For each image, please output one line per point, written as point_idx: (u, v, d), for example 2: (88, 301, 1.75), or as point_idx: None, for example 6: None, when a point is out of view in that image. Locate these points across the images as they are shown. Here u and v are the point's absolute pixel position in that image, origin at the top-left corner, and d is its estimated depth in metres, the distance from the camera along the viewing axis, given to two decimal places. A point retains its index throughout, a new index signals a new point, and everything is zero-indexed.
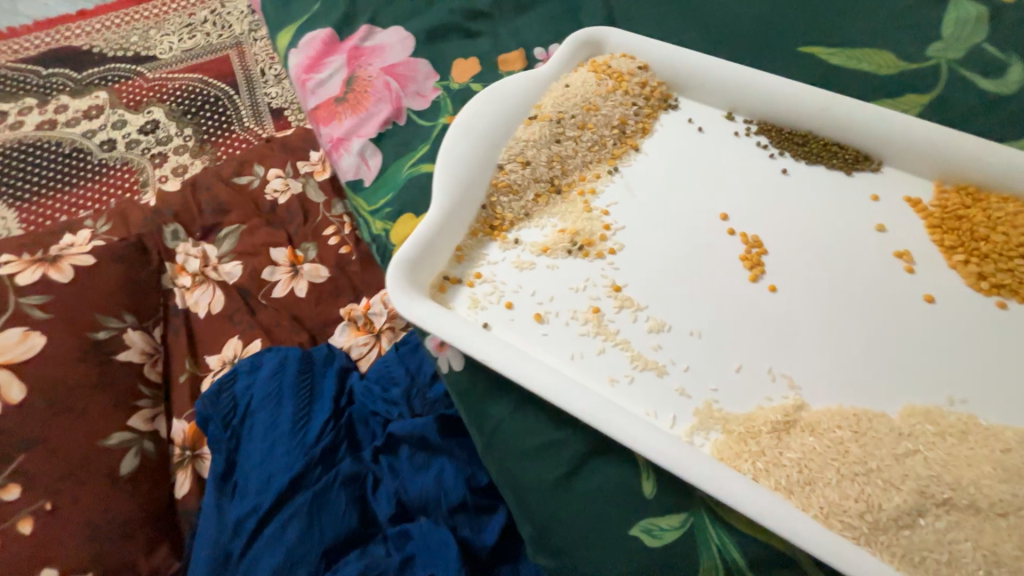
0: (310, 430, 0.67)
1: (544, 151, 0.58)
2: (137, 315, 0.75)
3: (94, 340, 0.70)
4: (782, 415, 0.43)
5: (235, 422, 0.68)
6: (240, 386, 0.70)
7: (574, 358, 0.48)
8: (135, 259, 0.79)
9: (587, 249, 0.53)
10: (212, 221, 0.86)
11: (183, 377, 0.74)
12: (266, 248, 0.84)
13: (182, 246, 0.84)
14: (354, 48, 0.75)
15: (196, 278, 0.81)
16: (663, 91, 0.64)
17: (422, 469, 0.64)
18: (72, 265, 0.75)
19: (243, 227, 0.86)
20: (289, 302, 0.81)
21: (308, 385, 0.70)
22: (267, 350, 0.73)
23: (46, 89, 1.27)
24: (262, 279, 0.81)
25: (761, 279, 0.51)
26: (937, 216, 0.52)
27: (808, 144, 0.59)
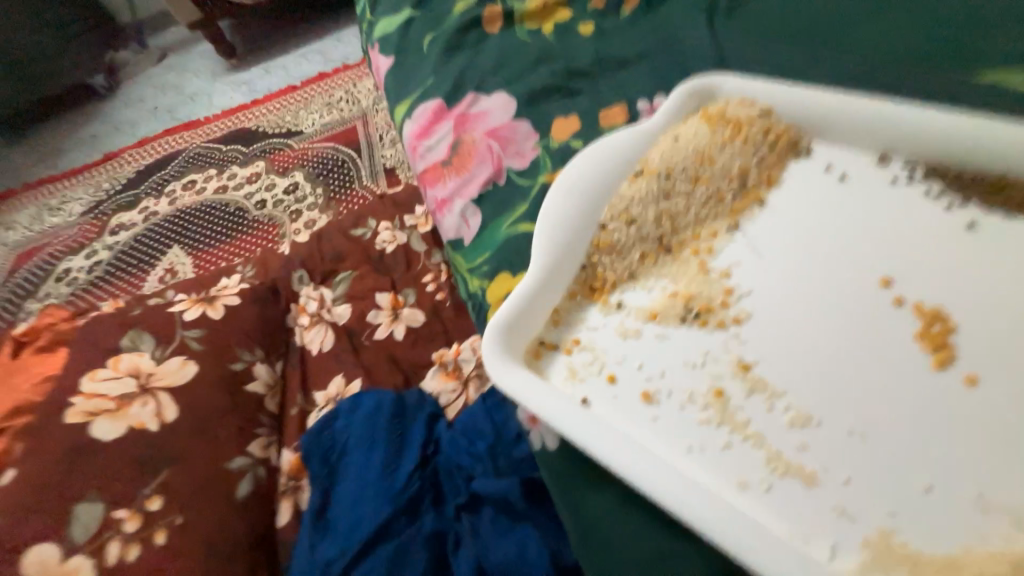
0: (397, 477, 0.67)
1: (651, 207, 0.53)
2: (266, 350, 0.84)
3: (232, 371, 0.79)
4: (1009, 569, 0.31)
5: (334, 459, 0.71)
6: (339, 425, 0.73)
7: (692, 450, 0.40)
8: (268, 300, 0.90)
9: (705, 317, 0.46)
10: (329, 267, 0.95)
11: (295, 410, 0.80)
12: (372, 293, 0.90)
13: (306, 289, 0.93)
14: (461, 114, 0.80)
15: (313, 318, 0.89)
16: (792, 136, 0.56)
17: (504, 535, 0.58)
18: (223, 304, 0.86)
19: (354, 274, 0.93)
20: (389, 344, 0.84)
21: (399, 430, 0.71)
22: (368, 390, 0.76)
23: (224, 161, 1.57)
24: (367, 321, 0.87)
25: (951, 367, 0.39)
26: None
27: (1004, 191, 0.46)
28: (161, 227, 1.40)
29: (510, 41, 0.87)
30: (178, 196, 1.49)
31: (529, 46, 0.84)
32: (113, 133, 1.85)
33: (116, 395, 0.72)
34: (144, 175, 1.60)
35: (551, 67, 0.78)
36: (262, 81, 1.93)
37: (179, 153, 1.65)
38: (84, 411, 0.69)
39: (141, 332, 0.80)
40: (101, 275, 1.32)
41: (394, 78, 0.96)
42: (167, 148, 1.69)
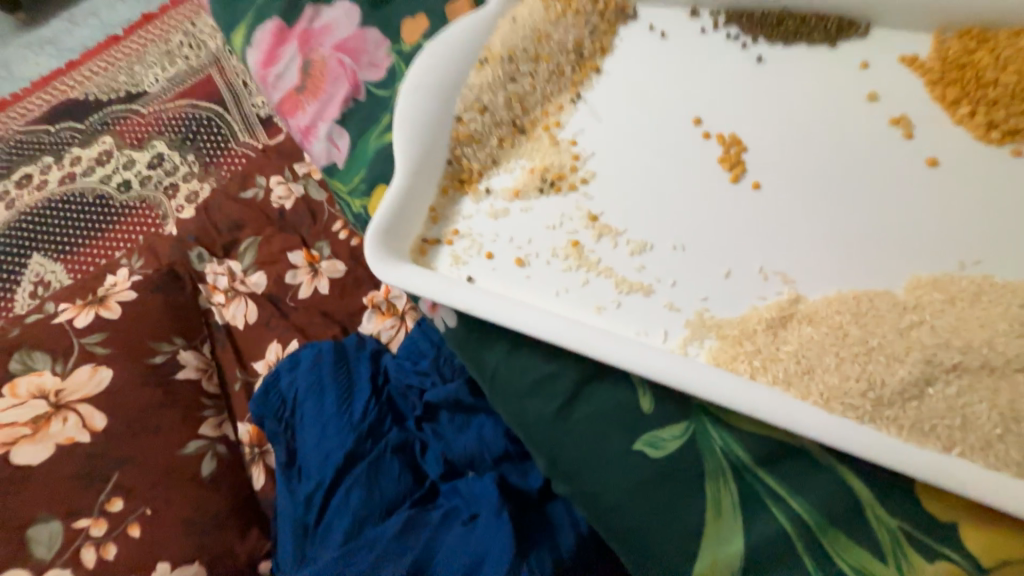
0: (354, 410, 0.72)
1: (500, 93, 0.56)
2: (186, 336, 0.81)
3: (153, 365, 0.77)
4: (776, 311, 0.42)
5: (287, 414, 0.74)
6: (284, 384, 0.76)
7: (560, 293, 0.48)
8: (170, 286, 0.85)
9: (559, 184, 0.52)
10: (230, 238, 0.91)
11: (238, 385, 0.81)
12: (284, 254, 0.88)
13: (210, 266, 0.89)
14: (304, 32, 0.74)
15: (229, 294, 0.86)
16: (619, 2, 0.59)
17: (463, 429, 0.67)
18: (118, 303, 0.82)
19: (260, 239, 0.90)
20: (316, 299, 0.85)
21: (344, 370, 0.75)
22: (304, 347, 0.78)
23: (59, 144, 1.34)
24: (286, 283, 0.86)
25: (743, 178, 0.48)
26: (935, 69, 0.48)
27: (785, 24, 0.54)
28: (8, 236, 1.21)
29: None
30: (15, 197, 1.28)
31: None
32: None
33: (28, 419, 0.70)
34: None
35: None
36: (70, 37, 1.59)
37: None
38: (0, 442, 0.67)
39: (30, 351, 0.76)
40: None
41: (220, 2, 0.85)
42: None
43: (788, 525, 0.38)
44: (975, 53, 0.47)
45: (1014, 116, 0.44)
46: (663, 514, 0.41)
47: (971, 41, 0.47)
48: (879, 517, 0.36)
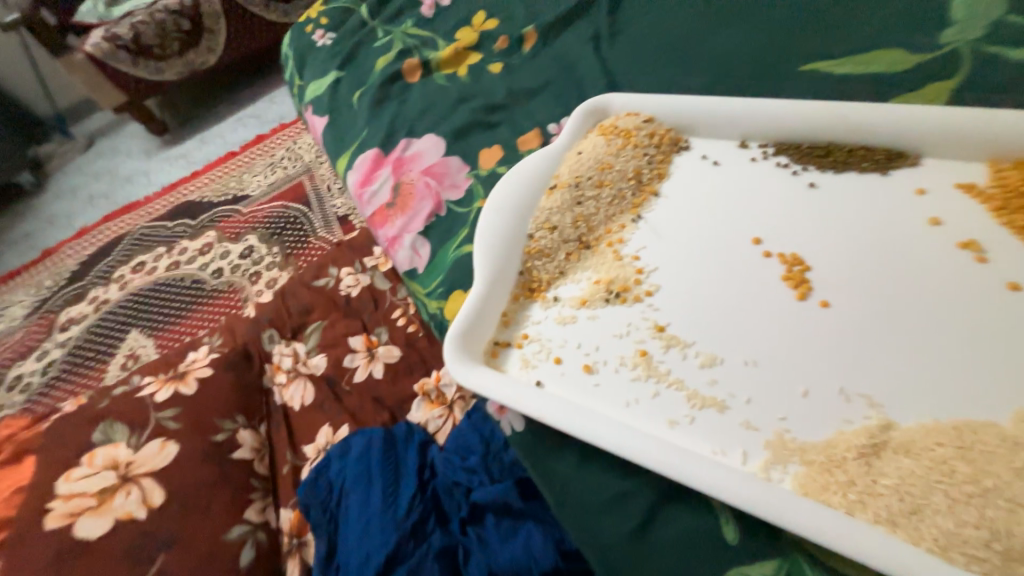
0: (399, 504, 0.70)
1: (568, 213, 0.63)
2: (247, 415, 0.87)
3: (214, 442, 0.81)
4: (867, 438, 0.40)
5: (333, 504, 0.75)
6: (333, 471, 0.77)
7: (629, 403, 0.49)
8: (241, 365, 0.93)
9: (624, 295, 0.55)
10: (299, 321, 1.00)
11: (286, 469, 0.83)
12: (345, 338, 0.95)
13: (278, 346, 0.97)
14: (398, 159, 0.89)
15: (290, 374, 0.93)
16: (673, 136, 0.67)
17: (507, 537, 0.63)
18: (195, 379, 0.89)
19: (324, 324, 0.98)
20: (369, 384, 0.89)
21: (393, 462, 0.75)
22: (355, 433, 0.80)
23: (173, 237, 1.58)
24: (344, 366, 0.91)
25: (810, 296, 0.49)
26: (998, 198, 0.49)
27: (832, 154, 0.58)
28: (115, 314, 1.40)
29: (431, 88, 0.97)
30: (128, 281, 1.49)
31: (448, 89, 0.94)
32: (49, 229, 1.84)
33: (96, 490, 0.73)
34: (89, 265, 1.59)
35: (470, 105, 0.89)
36: (199, 152, 1.96)
37: (123, 237, 1.65)
38: (65, 513, 0.71)
39: (112, 422, 0.82)
40: (57, 374, 1.30)
41: (331, 135, 1.04)
42: (109, 234, 1.68)
43: None
44: None
45: None
46: None
47: None
48: None
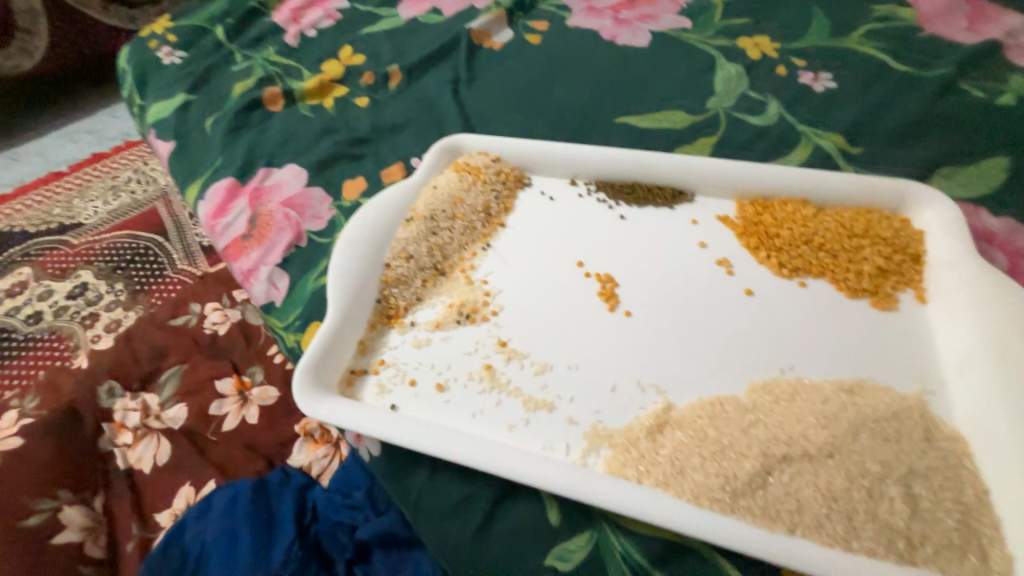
0: (272, 557, 0.65)
1: (423, 243, 0.67)
2: (73, 488, 0.75)
3: (27, 528, 0.71)
4: (653, 419, 0.50)
5: (189, 573, 0.66)
6: (190, 535, 0.69)
7: (475, 415, 0.54)
8: (67, 429, 0.80)
9: (473, 316, 0.61)
10: (150, 367, 0.88)
11: (131, 545, 0.72)
12: (210, 382, 0.86)
13: (119, 401, 0.84)
14: (255, 189, 0.86)
15: (138, 432, 0.81)
16: (517, 174, 0.77)
17: (396, 568, 0.62)
18: (2, 453, 0.78)
19: (184, 367, 0.88)
20: (242, 430, 0.82)
21: (262, 512, 0.70)
22: (217, 489, 0.74)
23: None
24: (210, 416, 0.83)
25: (618, 308, 0.60)
26: (741, 226, 0.66)
27: (637, 191, 0.72)
28: None
29: (294, 117, 0.96)
30: None
31: (312, 120, 0.94)
32: None
33: None
34: None
35: (334, 137, 0.90)
36: (8, 172, 1.63)
37: None
38: None
39: None
40: None
41: (179, 161, 0.96)
42: None
43: None
44: (763, 215, 0.66)
45: (795, 259, 0.61)
46: None
47: (759, 206, 0.67)
48: None
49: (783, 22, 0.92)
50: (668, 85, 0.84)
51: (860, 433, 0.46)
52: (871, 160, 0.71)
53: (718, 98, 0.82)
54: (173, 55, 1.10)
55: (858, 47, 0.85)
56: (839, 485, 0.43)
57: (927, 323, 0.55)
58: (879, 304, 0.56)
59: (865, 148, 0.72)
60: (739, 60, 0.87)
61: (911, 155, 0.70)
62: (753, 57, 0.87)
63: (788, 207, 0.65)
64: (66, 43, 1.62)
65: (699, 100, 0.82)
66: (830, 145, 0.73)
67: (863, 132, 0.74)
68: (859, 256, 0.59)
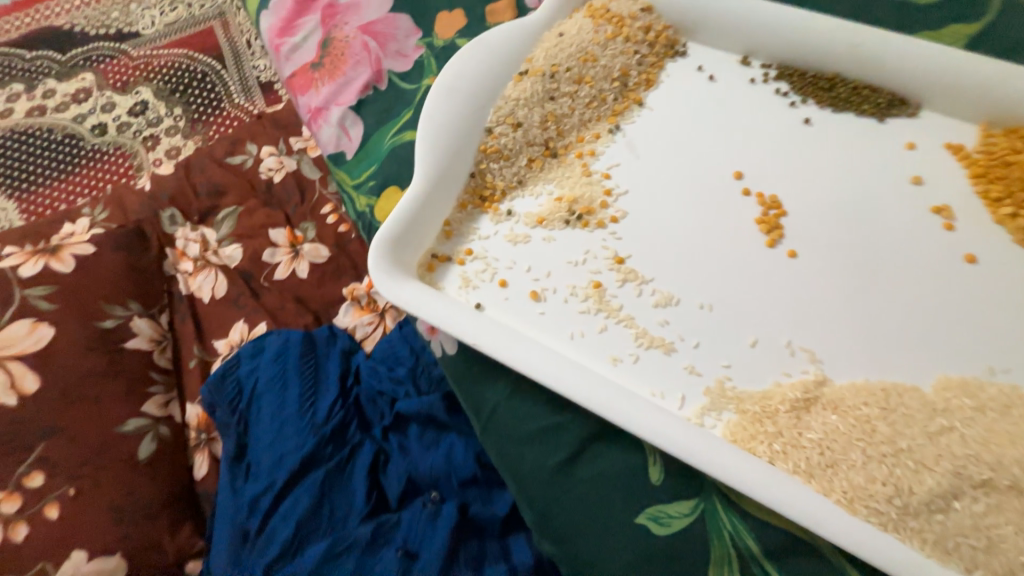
0: (318, 409, 0.59)
1: (536, 110, 0.52)
2: (143, 301, 0.67)
3: (101, 328, 0.63)
4: (802, 393, 0.40)
5: (241, 405, 0.60)
6: (244, 370, 0.62)
7: (573, 337, 0.45)
8: (134, 241, 0.70)
9: (587, 218, 0.49)
10: (209, 204, 0.76)
11: (193, 363, 0.66)
12: (266, 230, 0.74)
13: (180, 231, 0.74)
14: (329, 4, 0.69)
15: (197, 263, 0.72)
16: (671, 36, 0.56)
17: (431, 447, 0.57)
18: (72, 254, 0.67)
19: (240, 210, 0.76)
20: (291, 284, 0.71)
21: (313, 367, 0.62)
22: (268, 333, 0.65)
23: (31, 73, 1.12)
24: (263, 262, 0.72)
25: (780, 245, 0.46)
26: (982, 164, 0.46)
27: (835, 89, 0.52)
28: None
29: None
30: None
31: None
32: None
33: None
34: None
35: None
36: None
37: None
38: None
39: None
40: None
41: None
42: None
43: None
44: (1022, 154, 0.46)
45: None
46: None
47: (1019, 140, 0.46)
48: None
49: None
50: None
51: None
52: None
53: None
54: None
55: None
56: None
57: None
58: None
59: None
60: None
61: None
62: None
63: None
64: None
65: None
66: None
67: None
68: None
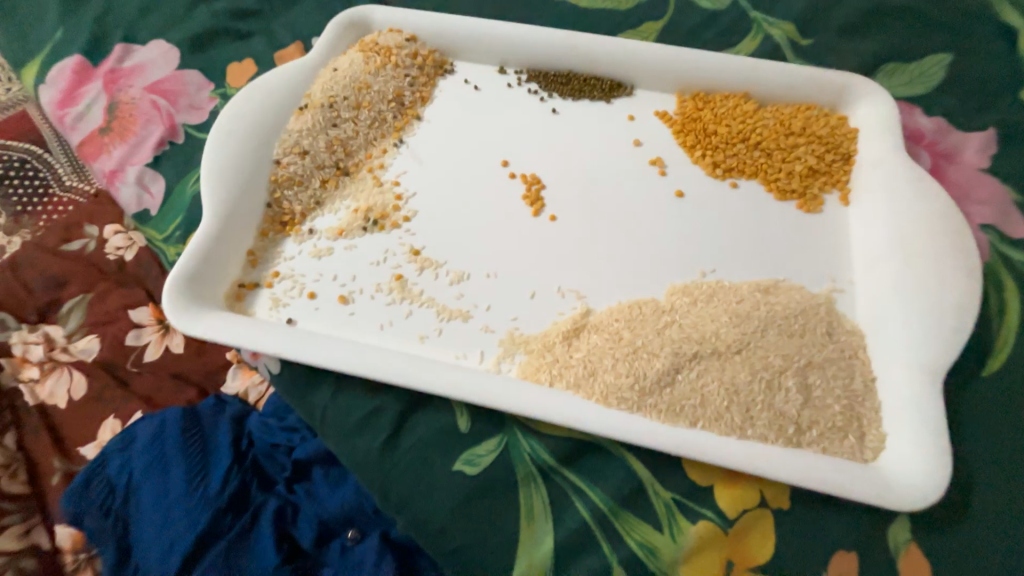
0: (211, 482, 0.52)
1: (321, 137, 0.57)
2: None
3: None
4: (570, 323, 0.48)
5: (117, 505, 0.53)
6: (113, 466, 0.54)
7: (383, 327, 0.50)
8: None
9: (382, 222, 0.54)
10: (47, 296, 0.62)
11: (57, 480, 0.56)
12: (126, 312, 0.62)
13: (14, 334, 0.61)
14: (111, 70, 0.69)
15: (45, 365, 0.60)
16: (436, 58, 0.65)
17: (339, 483, 0.53)
18: None
19: (90, 296, 0.62)
20: (168, 362, 0.60)
21: (198, 439, 0.54)
22: (143, 416, 0.56)
23: None
24: (126, 347, 0.60)
25: (543, 212, 0.55)
26: (679, 122, 0.60)
27: (571, 82, 0.64)
28: None
29: None
30: None
31: None
32: None
33: None
34: None
35: (211, 8, 0.73)
36: None
37: None
38: None
39: None
40: None
41: (3, 32, 0.75)
42: None
43: (589, 516, 0.42)
44: (702, 111, 0.60)
45: (729, 159, 0.57)
46: (478, 530, 0.42)
47: (698, 101, 0.61)
48: (656, 492, 0.42)
49: None
50: None
51: (769, 330, 0.46)
52: (820, 53, 0.65)
53: None
54: None
55: None
56: (742, 379, 0.44)
57: (849, 224, 0.54)
58: (806, 206, 0.55)
59: (815, 39, 0.66)
60: None
61: (860, 48, 0.65)
62: None
63: (729, 101, 0.60)
64: None
65: None
66: (779, 35, 0.66)
67: (814, 20, 0.67)
68: (792, 155, 0.57)
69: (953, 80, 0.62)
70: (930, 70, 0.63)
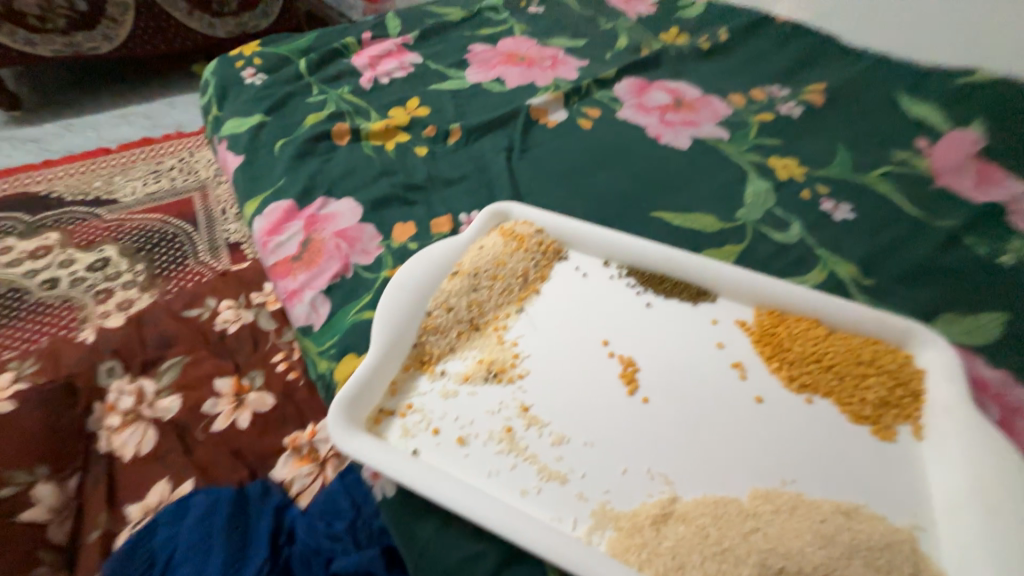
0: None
1: (464, 298, 0.73)
2: (52, 467, 0.76)
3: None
4: (658, 508, 0.53)
5: None
6: (161, 538, 0.71)
7: (491, 474, 0.57)
8: (59, 402, 0.83)
9: (501, 376, 0.65)
10: (154, 355, 0.94)
11: (94, 535, 0.73)
12: (209, 379, 0.92)
13: (116, 382, 0.90)
14: (312, 215, 0.93)
15: (127, 416, 0.86)
16: (556, 246, 0.83)
17: None
18: None
19: (187, 359, 0.95)
20: (229, 434, 0.86)
21: (240, 526, 0.71)
22: (196, 493, 0.76)
23: (55, 222, 1.49)
24: (202, 412, 0.88)
25: (636, 393, 0.64)
26: (757, 333, 0.71)
27: (664, 282, 0.78)
28: None
29: (357, 154, 1.05)
30: None
31: (373, 160, 1.03)
32: None
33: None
34: None
35: (392, 181, 0.98)
36: (59, 142, 1.89)
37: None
38: None
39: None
40: None
41: (243, 177, 1.04)
42: None
43: None
44: (778, 327, 0.71)
45: (803, 376, 0.66)
46: None
47: (774, 318, 0.72)
48: None
49: (812, 150, 1.01)
50: (701, 191, 0.93)
51: (853, 560, 0.49)
52: (881, 293, 0.77)
53: (747, 209, 0.90)
54: (255, 76, 1.25)
55: (878, 185, 0.93)
56: None
57: (923, 460, 0.59)
58: (880, 434, 0.60)
59: (875, 280, 0.78)
60: (767, 177, 0.95)
61: (916, 295, 0.76)
62: (781, 177, 0.95)
63: (802, 323, 0.71)
64: (145, 36, 1.98)
65: (729, 209, 0.90)
66: (844, 273, 0.79)
67: (873, 265, 0.80)
68: (862, 384, 0.64)
69: (1011, 339, 0.70)
70: (986, 325, 0.72)
